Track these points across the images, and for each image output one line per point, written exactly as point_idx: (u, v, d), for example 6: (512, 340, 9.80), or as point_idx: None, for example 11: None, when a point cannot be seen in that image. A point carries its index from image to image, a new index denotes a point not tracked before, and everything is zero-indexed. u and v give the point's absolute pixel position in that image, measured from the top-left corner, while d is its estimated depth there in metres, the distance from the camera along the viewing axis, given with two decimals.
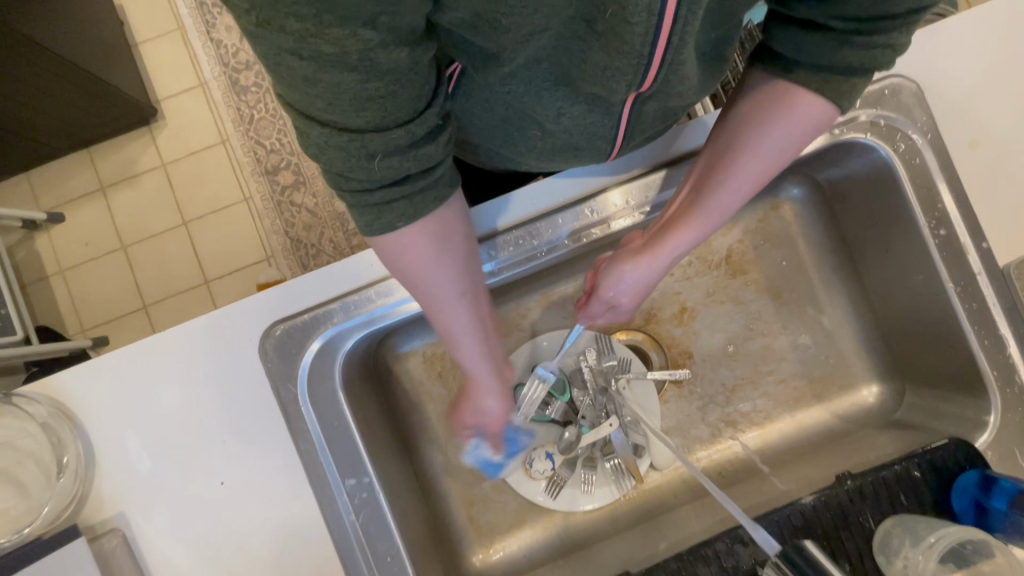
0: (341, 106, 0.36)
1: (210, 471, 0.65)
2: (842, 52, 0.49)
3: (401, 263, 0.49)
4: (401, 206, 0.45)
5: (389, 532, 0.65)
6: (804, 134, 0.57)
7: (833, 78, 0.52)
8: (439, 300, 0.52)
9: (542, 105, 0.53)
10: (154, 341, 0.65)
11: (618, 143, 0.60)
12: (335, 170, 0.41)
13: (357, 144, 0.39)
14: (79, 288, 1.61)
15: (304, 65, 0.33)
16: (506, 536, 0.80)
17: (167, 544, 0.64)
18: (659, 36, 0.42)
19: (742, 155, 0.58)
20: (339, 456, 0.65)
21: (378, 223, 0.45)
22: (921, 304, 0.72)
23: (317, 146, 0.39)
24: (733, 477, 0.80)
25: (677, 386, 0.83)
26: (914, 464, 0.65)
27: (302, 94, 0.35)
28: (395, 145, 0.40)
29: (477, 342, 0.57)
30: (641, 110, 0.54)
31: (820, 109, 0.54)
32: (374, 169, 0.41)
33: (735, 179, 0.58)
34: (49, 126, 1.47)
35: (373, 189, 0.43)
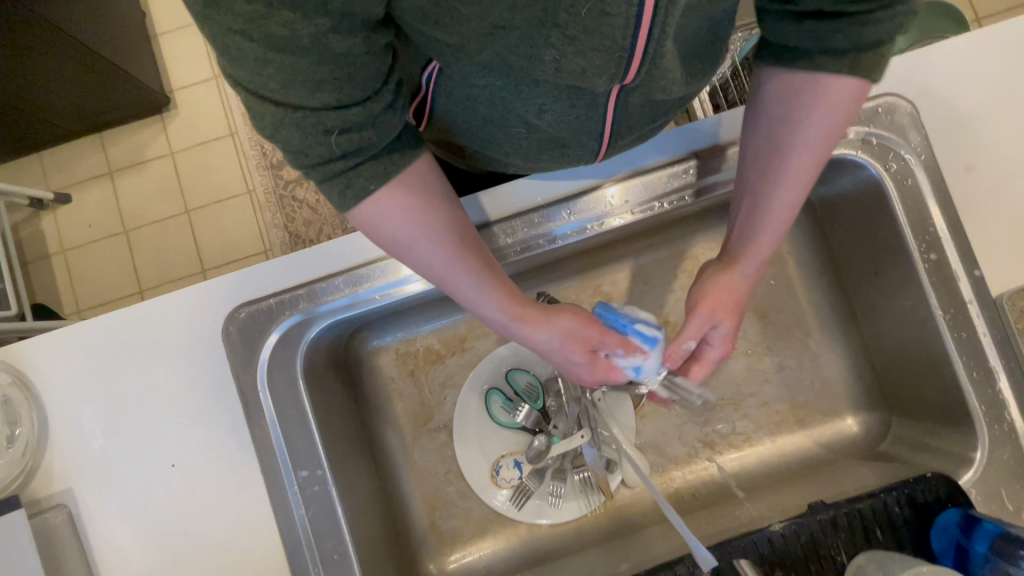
0: (297, 84, 0.37)
1: (162, 454, 0.63)
2: (867, 31, 0.45)
3: (391, 228, 0.48)
4: (369, 169, 0.45)
5: (339, 529, 0.62)
6: (845, 118, 0.51)
7: (859, 60, 0.47)
8: (440, 253, 0.51)
9: (522, 99, 0.51)
10: (121, 316, 0.64)
11: (605, 140, 0.59)
12: (292, 149, 0.41)
13: (313, 121, 0.39)
14: (79, 268, 1.63)
15: (255, 47, 0.34)
16: (467, 544, 0.77)
17: (113, 524, 0.62)
18: (639, 27, 0.40)
19: (784, 153, 0.53)
20: (293, 445, 0.63)
21: (351, 191, 0.45)
22: (910, 332, 0.70)
23: (273, 125, 0.40)
24: (706, 500, 0.77)
25: (655, 402, 0.81)
26: (892, 497, 0.62)
27: (253, 73, 0.36)
28: (353, 120, 0.41)
29: (494, 302, 0.54)
30: (627, 101, 0.52)
31: (853, 88, 0.49)
32: (332, 144, 0.41)
33: (790, 177, 0.54)
34: (64, 108, 1.50)
35: (334, 163, 0.43)
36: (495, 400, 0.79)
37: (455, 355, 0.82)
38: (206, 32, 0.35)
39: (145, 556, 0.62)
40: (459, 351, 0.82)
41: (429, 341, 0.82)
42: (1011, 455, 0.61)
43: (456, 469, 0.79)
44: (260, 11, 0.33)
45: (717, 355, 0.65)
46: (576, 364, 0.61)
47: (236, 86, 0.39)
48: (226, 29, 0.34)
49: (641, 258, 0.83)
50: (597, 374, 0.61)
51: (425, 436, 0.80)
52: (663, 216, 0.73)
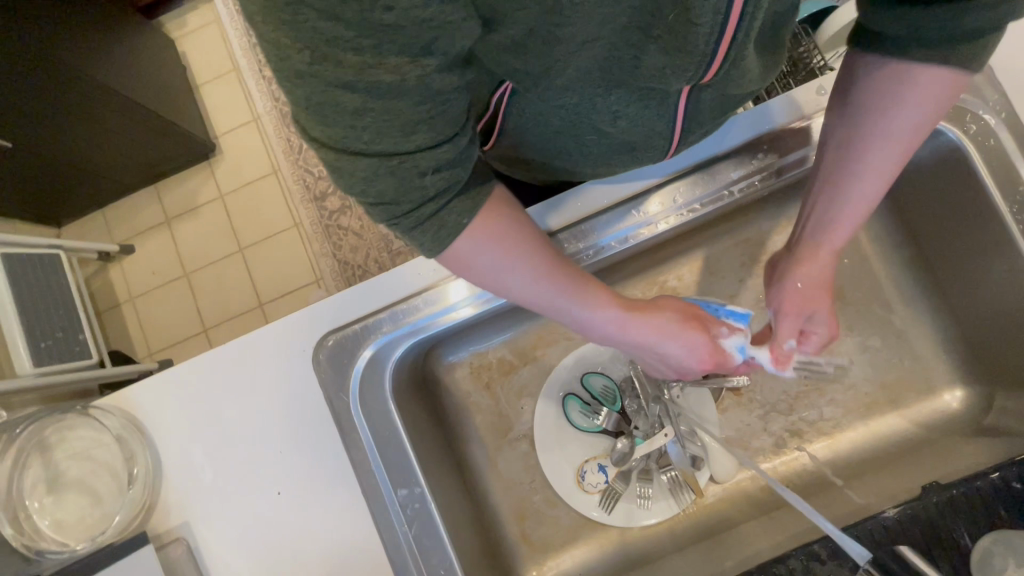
0: (393, 130, 0.37)
1: (267, 483, 0.66)
2: (966, 20, 0.42)
3: (491, 256, 0.49)
4: (459, 204, 0.45)
5: (442, 544, 0.64)
6: (934, 108, 0.49)
7: (955, 51, 0.45)
8: (535, 279, 0.52)
9: (598, 110, 0.53)
10: (216, 354, 0.68)
11: (676, 139, 0.59)
12: (385, 200, 0.41)
13: (407, 165, 0.39)
14: (148, 313, 1.72)
15: (355, 97, 0.34)
16: (560, 552, 0.77)
17: (228, 553, 0.65)
18: (723, 32, 0.40)
19: (867, 146, 0.52)
20: (390, 465, 0.65)
21: (445, 229, 0.45)
22: (1007, 299, 0.66)
23: (365, 178, 0.39)
24: (802, 491, 0.75)
25: (736, 394, 0.79)
26: (1013, 473, 0.58)
27: (348, 128, 0.36)
28: (444, 159, 0.41)
29: (597, 312, 0.56)
30: (698, 100, 0.53)
31: (941, 79, 0.47)
32: (429, 185, 0.41)
33: (866, 171, 0.53)
34: (123, 164, 1.59)
35: (422, 208, 0.43)
36: (573, 405, 0.80)
37: (528, 365, 0.83)
38: (299, 92, 0.35)
39: None
40: (531, 360, 0.83)
41: (500, 353, 0.83)
42: None
43: (541, 477, 0.79)
44: (370, 57, 0.33)
45: (824, 336, 0.66)
46: (693, 355, 0.62)
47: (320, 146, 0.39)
48: (325, 83, 0.34)
49: (705, 250, 0.82)
50: (710, 360, 0.63)
51: (506, 446, 0.81)
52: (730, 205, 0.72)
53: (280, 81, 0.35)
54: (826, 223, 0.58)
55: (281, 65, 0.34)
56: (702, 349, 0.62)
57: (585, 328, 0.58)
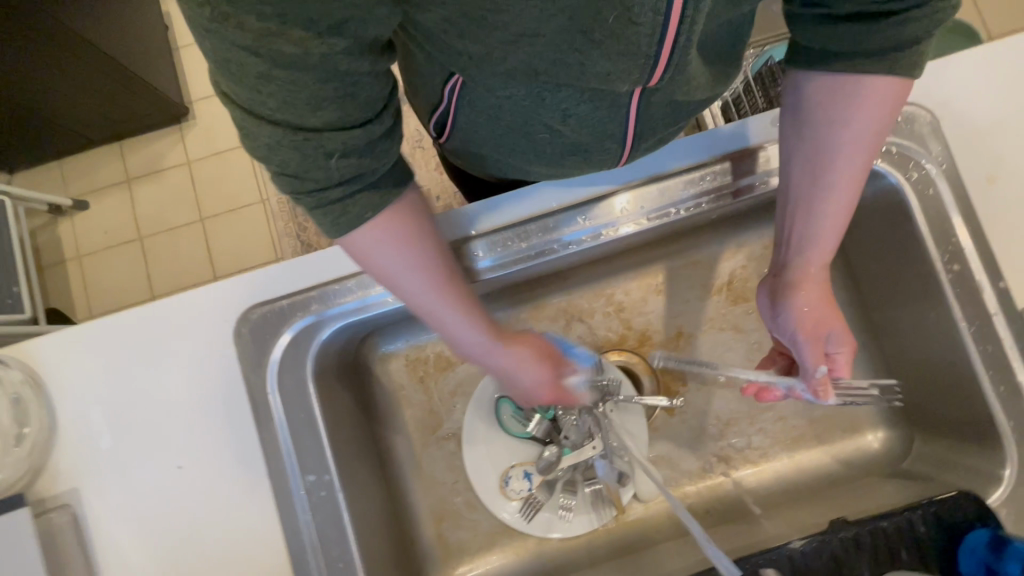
0: (298, 105, 0.36)
1: (169, 455, 0.62)
2: (907, 28, 0.46)
3: (382, 258, 0.48)
4: (366, 198, 0.45)
5: (345, 537, 0.61)
6: (888, 110, 0.51)
7: (898, 60, 0.48)
8: (419, 289, 0.51)
9: (546, 108, 0.52)
10: (134, 315, 0.65)
11: (628, 145, 0.59)
12: (289, 172, 0.41)
13: (313, 144, 0.39)
14: (94, 273, 1.65)
15: (259, 62, 0.33)
16: (475, 557, 0.76)
17: (117, 525, 0.61)
18: (665, 34, 0.41)
19: (835, 154, 0.53)
20: (301, 448, 0.62)
21: (345, 218, 0.44)
22: (934, 347, 0.68)
23: (269, 145, 0.39)
24: (722, 517, 0.75)
25: (669, 414, 0.79)
26: (918, 515, 0.59)
27: (252, 91, 0.35)
28: (354, 144, 0.40)
29: (474, 331, 0.54)
30: (648, 104, 0.53)
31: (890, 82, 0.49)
32: (333, 168, 0.41)
33: (840, 180, 0.53)
34: (86, 117, 1.53)
35: (331, 191, 0.43)
36: (506, 408, 0.78)
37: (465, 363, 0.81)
38: (207, 45, 0.33)
39: (146, 560, 0.61)
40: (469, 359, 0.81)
41: (438, 348, 0.81)
42: None
43: (465, 479, 0.78)
44: (273, 28, 0.31)
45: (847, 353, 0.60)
46: (545, 389, 0.62)
47: (229, 101, 0.38)
48: (229, 43, 0.32)
49: (655, 268, 0.82)
50: (556, 397, 0.63)
51: (433, 444, 0.79)
52: (679, 223, 0.72)
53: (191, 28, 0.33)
54: (808, 237, 0.57)
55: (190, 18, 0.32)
56: (552, 384, 0.62)
57: (453, 342, 0.56)
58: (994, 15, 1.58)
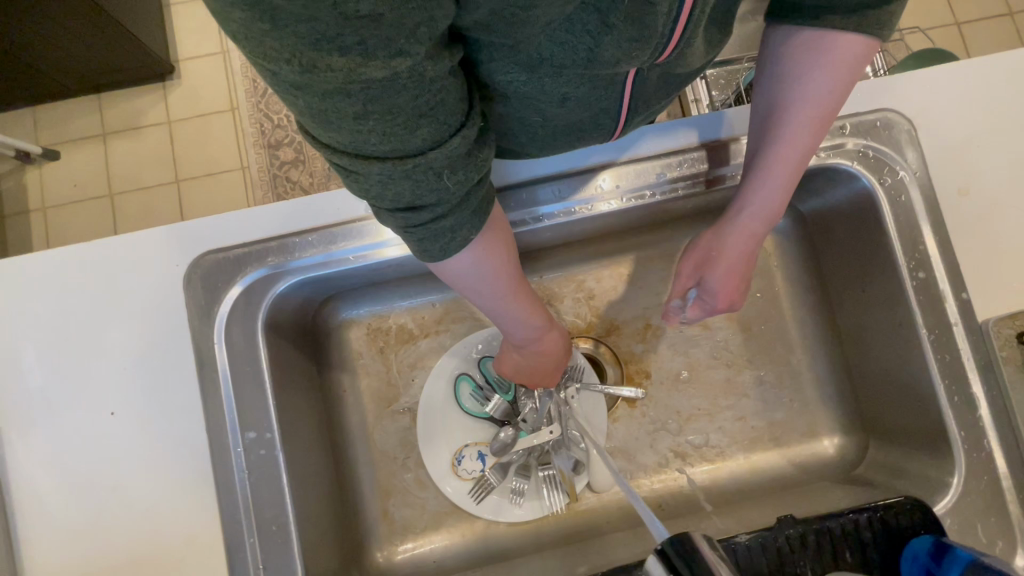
0: (398, 130, 0.34)
1: (102, 401, 0.59)
2: None
3: (475, 280, 0.51)
4: (470, 219, 0.45)
5: (281, 498, 0.59)
6: (847, 72, 0.51)
7: (869, 15, 0.48)
8: (495, 301, 0.55)
9: (545, 93, 0.49)
10: (78, 253, 0.61)
11: (623, 118, 0.58)
12: (400, 204, 0.40)
13: (420, 168, 0.38)
14: (58, 226, 1.59)
15: (354, 103, 0.32)
16: (420, 535, 0.73)
17: (38, 470, 0.58)
18: (681, 7, 0.42)
19: (787, 108, 0.54)
20: (243, 403, 0.59)
21: (456, 241, 0.45)
22: (894, 356, 0.68)
23: (381, 183, 0.38)
24: (673, 512, 0.74)
25: (629, 405, 0.78)
26: (863, 518, 0.59)
27: (355, 134, 0.34)
28: (456, 154, 0.38)
29: (528, 327, 0.60)
30: (644, 80, 0.53)
31: (851, 41, 0.50)
32: (445, 187, 0.40)
33: (789, 134, 0.54)
34: (65, 64, 1.47)
35: (435, 216, 0.42)
36: (465, 385, 0.76)
37: (428, 338, 0.79)
38: (302, 103, 0.32)
39: (65, 509, 0.57)
40: (432, 334, 0.79)
41: (402, 320, 0.79)
42: (988, 485, 0.59)
43: (416, 455, 0.75)
44: (356, 61, 0.29)
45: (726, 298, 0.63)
46: (552, 354, 0.66)
47: (333, 153, 0.37)
48: (321, 93, 0.31)
49: (629, 258, 0.81)
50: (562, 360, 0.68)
51: (388, 417, 0.76)
52: (655, 210, 0.71)
53: (279, 90, 0.32)
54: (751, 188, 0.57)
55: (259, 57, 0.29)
56: (558, 349, 0.66)
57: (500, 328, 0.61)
58: (982, 58, 1.63)
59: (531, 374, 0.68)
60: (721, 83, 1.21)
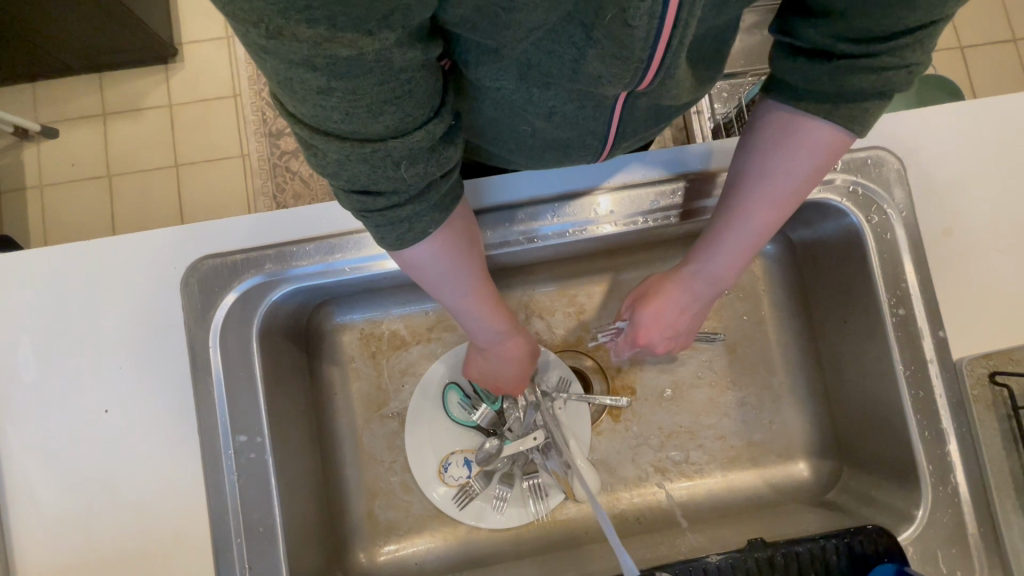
0: (360, 112, 0.35)
1: (96, 397, 0.60)
2: (851, 80, 0.46)
3: (434, 268, 0.51)
4: (430, 212, 0.45)
5: (268, 501, 0.60)
6: (814, 162, 0.53)
7: (840, 108, 0.48)
8: (453, 295, 0.56)
9: (533, 104, 0.50)
10: (77, 250, 0.62)
11: (609, 141, 0.59)
12: (358, 184, 0.41)
13: (380, 154, 0.38)
14: (55, 205, 1.59)
15: (317, 77, 0.32)
16: (403, 537, 0.75)
17: (31, 463, 0.59)
18: (660, 37, 0.41)
19: (749, 186, 0.56)
20: (235, 407, 0.61)
21: (414, 232, 0.46)
22: (871, 387, 0.70)
23: (338, 161, 0.38)
24: (649, 525, 0.76)
25: (613, 420, 0.80)
26: (831, 544, 0.61)
27: (318, 107, 0.34)
28: (419, 148, 0.39)
29: (488, 330, 0.61)
30: (633, 106, 0.54)
31: (824, 133, 0.51)
32: (403, 175, 0.41)
33: (748, 209, 0.57)
34: (67, 43, 1.46)
35: (395, 204, 0.43)
36: (454, 394, 0.77)
37: (419, 344, 0.80)
38: (265, 66, 0.32)
39: (56, 501, 0.59)
40: (423, 340, 0.81)
41: (394, 326, 0.80)
42: (950, 518, 0.62)
43: (403, 459, 0.77)
44: (324, 33, 0.29)
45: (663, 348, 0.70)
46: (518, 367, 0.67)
47: (294, 121, 0.37)
48: (286, 61, 0.31)
49: (620, 275, 0.83)
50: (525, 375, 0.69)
51: (376, 421, 0.78)
52: (648, 233, 0.73)
53: (244, 45, 0.32)
54: (705, 250, 0.61)
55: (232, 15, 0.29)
56: (526, 363, 0.68)
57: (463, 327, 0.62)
58: (983, 85, 1.65)
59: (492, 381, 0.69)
60: (724, 96, 1.22)
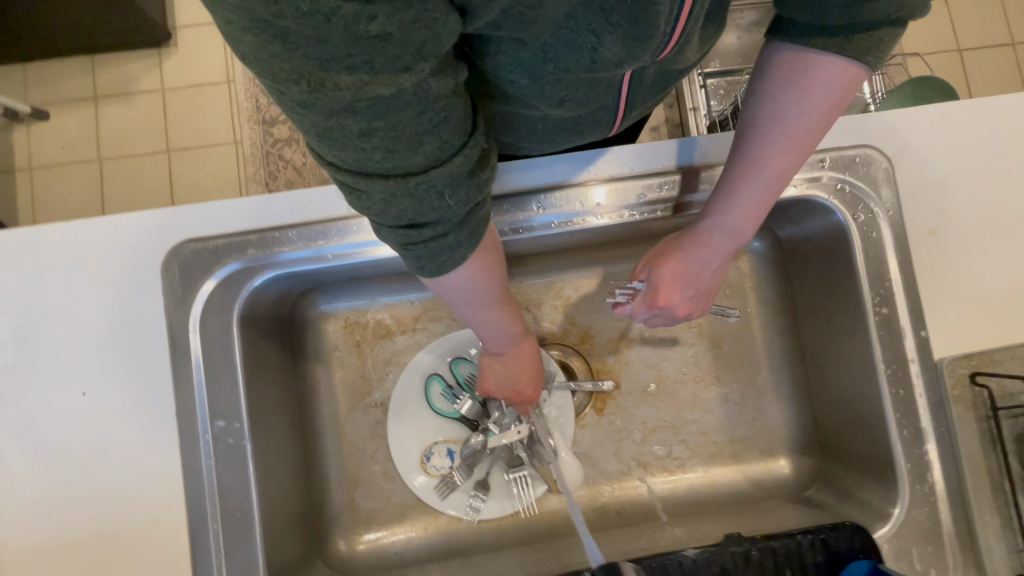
0: (401, 146, 0.34)
1: (75, 379, 0.60)
2: (864, 9, 0.44)
3: (457, 291, 0.50)
4: (475, 238, 0.44)
5: (246, 487, 0.60)
6: (830, 98, 0.50)
7: (853, 37, 0.46)
8: (468, 312, 0.55)
9: (544, 96, 0.49)
10: (58, 231, 0.62)
11: (619, 115, 0.59)
12: (403, 220, 0.40)
13: (424, 185, 0.37)
14: (44, 187, 1.58)
15: (358, 120, 0.32)
16: (383, 526, 0.75)
17: (8, 444, 0.59)
18: (681, 11, 0.42)
19: (764, 131, 0.53)
20: (213, 393, 0.60)
21: (455, 259, 0.44)
22: (853, 385, 0.70)
23: (383, 201, 0.38)
24: (629, 519, 0.77)
25: (597, 413, 0.80)
26: (807, 540, 0.61)
27: (360, 150, 0.34)
28: (459, 173, 0.38)
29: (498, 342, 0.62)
30: (641, 82, 0.53)
31: (837, 68, 0.49)
32: (450, 206, 0.40)
33: (766, 156, 0.53)
34: (58, 23, 1.44)
35: (440, 236, 0.42)
36: (437, 386, 0.77)
37: (404, 334, 0.80)
38: (305, 121, 0.32)
39: (32, 483, 0.58)
40: (409, 330, 0.80)
41: (380, 315, 0.80)
42: (926, 517, 0.62)
43: (385, 449, 0.77)
44: (365, 75, 0.29)
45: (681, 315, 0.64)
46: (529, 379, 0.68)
47: (331, 169, 0.37)
48: (327, 111, 0.31)
49: (607, 269, 0.83)
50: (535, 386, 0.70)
51: (360, 410, 0.78)
52: (635, 228, 0.73)
53: (280, 104, 0.32)
54: (722, 204, 0.57)
55: (261, 60, 0.29)
56: (537, 376, 0.69)
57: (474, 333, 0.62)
58: (979, 90, 1.64)
59: (504, 391, 0.68)
60: (720, 93, 1.21)
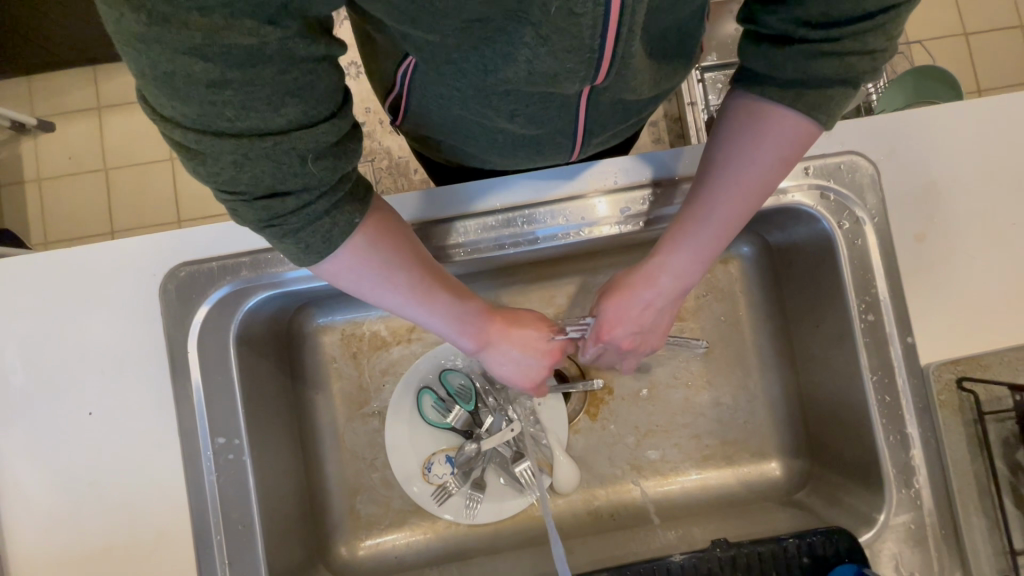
0: (258, 106, 0.34)
1: (81, 401, 0.63)
2: (813, 65, 0.44)
3: (358, 276, 0.49)
4: (345, 213, 0.43)
5: (246, 501, 0.62)
6: (782, 148, 0.50)
7: (805, 94, 0.46)
8: (395, 304, 0.53)
9: (494, 107, 0.51)
10: (57, 258, 0.64)
11: (579, 138, 0.60)
12: (260, 185, 0.38)
13: (282, 147, 0.36)
14: (53, 199, 1.61)
15: (207, 68, 0.31)
16: (383, 531, 0.78)
17: (20, 463, 0.62)
18: (609, 28, 0.40)
19: (716, 175, 0.53)
20: (214, 411, 0.63)
21: (337, 229, 0.43)
22: (841, 390, 0.71)
23: (234, 162, 0.36)
24: (623, 521, 0.78)
25: (590, 419, 0.81)
26: (792, 545, 0.63)
27: (205, 103, 0.33)
28: (325, 140, 0.38)
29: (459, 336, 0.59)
30: (598, 103, 0.53)
31: (790, 121, 0.48)
32: (308, 172, 0.38)
33: (715, 200, 0.54)
34: None
35: (309, 203, 0.41)
36: (427, 398, 0.79)
37: (400, 344, 0.82)
38: (142, 58, 0.31)
39: (44, 501, 0.61)
40: (404, 341, 0.82)
41: (375, 327, 0.82)
42: (912, 521, 0.63)
43: (383, 457, 0.79)
44: (218, 22, 0.29)
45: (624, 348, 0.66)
46: (528, 368, 0.65)
47: (170, 122, 0.35)
48: (169, 52, 0.30)
49: (598, 276, 0.83)
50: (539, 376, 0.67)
51: (358, 419, 0.80)
52: (630, 237, 0.73)
53: (119, 41, 0.31)
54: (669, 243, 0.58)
55: None
56: (537, 366, 0.65)
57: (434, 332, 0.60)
58: (986, 75, 1.61)
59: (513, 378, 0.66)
60: (718, 87, 1.20)
